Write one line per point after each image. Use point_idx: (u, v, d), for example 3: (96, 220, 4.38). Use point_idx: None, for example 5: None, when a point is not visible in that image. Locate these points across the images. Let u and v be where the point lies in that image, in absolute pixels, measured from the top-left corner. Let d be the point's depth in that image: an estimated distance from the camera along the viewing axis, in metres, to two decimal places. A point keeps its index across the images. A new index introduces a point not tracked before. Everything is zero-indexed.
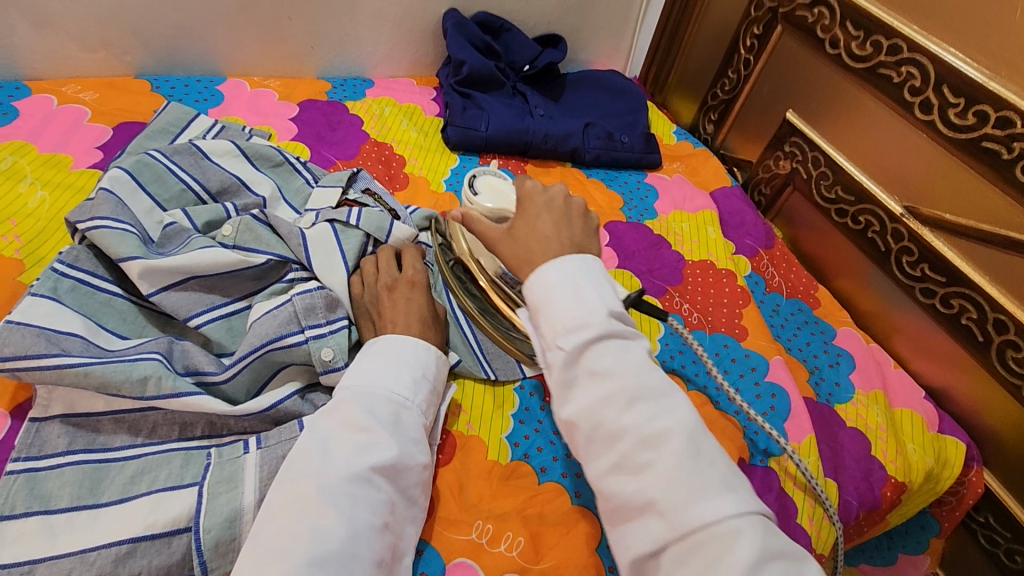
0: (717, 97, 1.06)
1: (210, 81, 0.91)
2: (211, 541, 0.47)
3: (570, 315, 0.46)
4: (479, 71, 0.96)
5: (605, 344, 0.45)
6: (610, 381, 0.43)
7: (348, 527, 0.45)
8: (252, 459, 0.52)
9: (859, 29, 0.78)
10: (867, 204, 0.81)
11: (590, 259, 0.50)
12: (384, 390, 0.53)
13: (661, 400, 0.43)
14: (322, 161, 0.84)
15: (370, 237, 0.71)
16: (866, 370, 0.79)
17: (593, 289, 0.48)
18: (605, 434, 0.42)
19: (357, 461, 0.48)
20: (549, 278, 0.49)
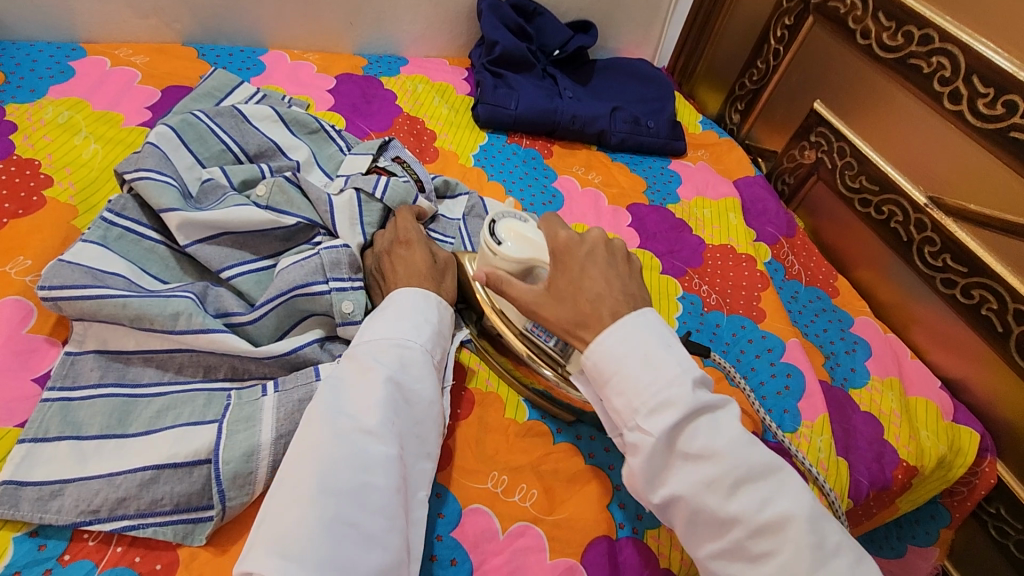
0: (745, 87, 1.07)
1: (253, 52, 0.94)
2: (229, 472, 0.48)
3: (651, 392, 0.46)
4: (511, 52, 0.98)
5: (695, 421, 0.46)
6: (714, 463, 0.44)
7: (359, 457, 0.46)
8: (271, 401, 0.53)
9: (891, 20, 0.79)
10: (891, 194, 0.82)
11: (646, 313, 0.51)
12: (384, 338, 0.54)
13: (765, 483, 0.45)
14: (356, 131, 0.87)
15: (392, 211, 0.73)
16: (882, 358, 0.79)
17: (664, 354, 0.48)
18: (711, 519, 0.44)
19: (365, 404, 0.49)
20: (620, 339, 0.49)
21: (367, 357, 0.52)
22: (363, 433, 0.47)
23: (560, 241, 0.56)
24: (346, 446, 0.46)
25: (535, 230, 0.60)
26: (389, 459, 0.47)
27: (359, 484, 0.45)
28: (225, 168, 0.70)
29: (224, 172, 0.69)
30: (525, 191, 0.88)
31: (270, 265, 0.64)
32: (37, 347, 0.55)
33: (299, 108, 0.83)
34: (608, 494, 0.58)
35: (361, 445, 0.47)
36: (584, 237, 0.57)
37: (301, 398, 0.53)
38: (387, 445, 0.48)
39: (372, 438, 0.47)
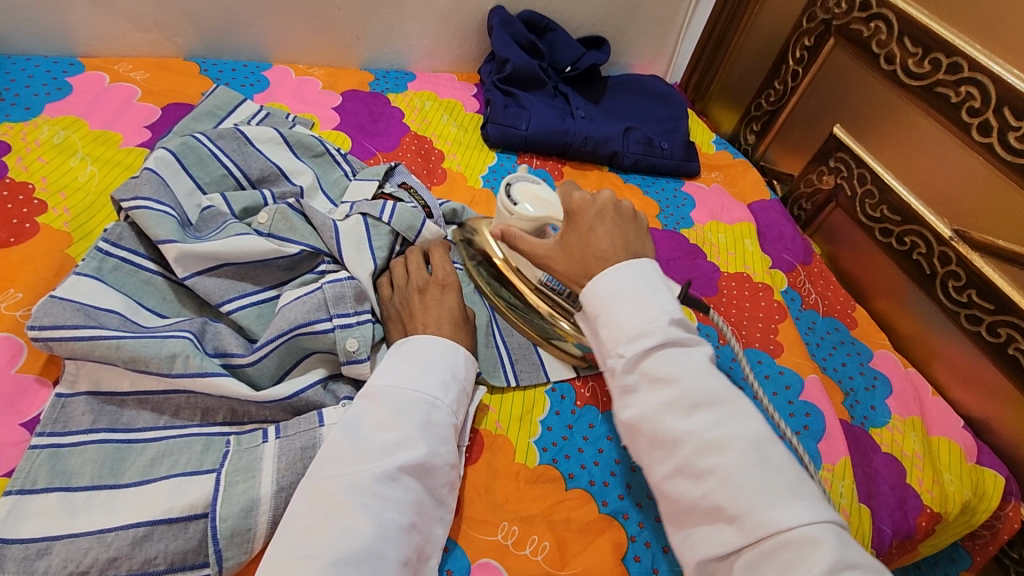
0: (761, 107, 1.05)
1: (256, 67, 0.92)
2: (227, 529, 0.46)
3: (633, 323, 0.49)
4: (522, 69, 0.96)
5: (666, 349, 0.48)
6: (673, 386, 0.46)
7: (376, 529, 0.44)
8: (272, 449, 0.50)
9: (917, 46, 0.76)
10: (914, 225, 0.79)
11: (646, 263, 0.53)
12: (413, 391, 0.52)
13: (724, 409, 0.45)
14: (362, 152, 0.84)
15: (399, 236, 0.70)
16: (903, 395, 0.77)
17: (653, 295, 0.50)
18: (665, 438, 0.45)
19: (384, 459, 0.47)
20: (614, 278, 0.52)
21: (390, 408, 0.50)
22: (377, 498, 0.45)
23: (574, 202, 0.60)
24: (362, 509, 0.44)
25: (548, 192, 0.69)
26: (403, 529, 0.46)
27: (371, 556, 0.43)
28: (226, 193, 0.67)
29: (225, 199, 0.67)
30: None
31: (273, 295, 0.62)
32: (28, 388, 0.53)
33: (303, 129, 0.80)
34: (623, 546, 0.56)
35: (377, 511, 0.45)
36: (594, 198, 0.61)
37: (304, 447, 0.51)
38: (402, 514, 0.46)
39: (386, 504, 0.46)
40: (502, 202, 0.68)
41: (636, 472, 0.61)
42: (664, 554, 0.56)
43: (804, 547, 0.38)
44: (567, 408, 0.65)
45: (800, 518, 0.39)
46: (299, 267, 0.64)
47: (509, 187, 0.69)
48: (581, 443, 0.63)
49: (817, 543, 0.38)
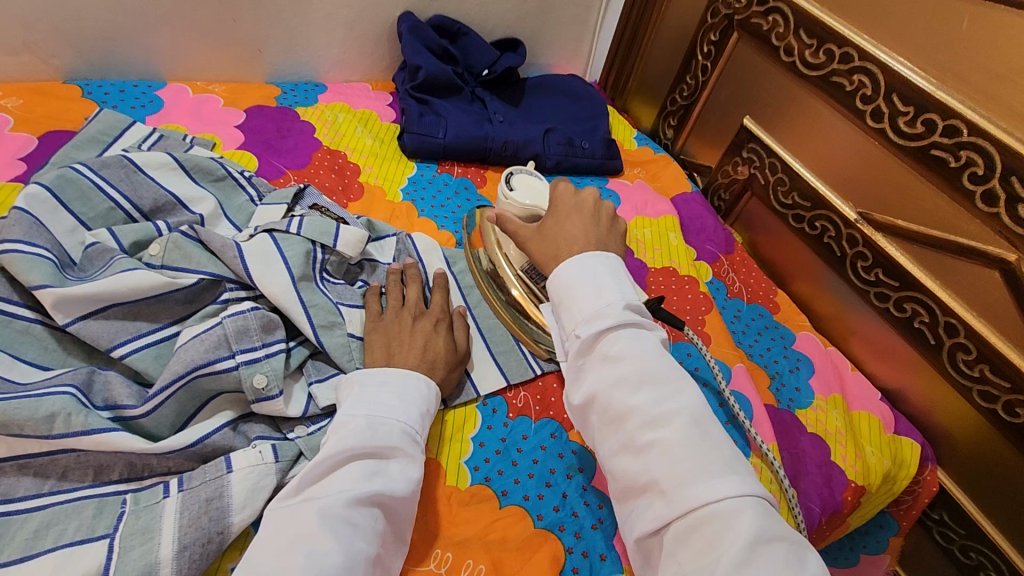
0: (676, 102, 1.06)
1: (148, 86, 0.86)
2: None
3: (591, 310, 0.51)
4: (435, 76, 0.94)
5: (621, 331, 0.50)
6: (623, 364, 0.48)
7: (345, 555, 0.42)
8: (173, 504, 0.47)
9: (812, 38, 0.79)
10: (823, 210, 0.82)
11: (610, 256, 0.56)
12: (394, 422, 0.51)
13: (673, 384, 0.47)
14: (271, 171, 0.80)
15: (316, 243, 0.66)
16: (824, 374, 0.80)
17: (614, 286, 0.52)
18: (613, 413, 0.47)
19: (366, 485, 0.46)
20: (573, 269, 0.54)
21: (371, 432, 0.49)
22: (350, 524, 0.44)
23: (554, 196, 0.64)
24: (332, 534, 0.43)
25: (543, 184, 0.73)
26: (369, 559, 0.44)
27: None
28: (114, 227, 0.62)
29: (115, 233, 0.61)
30: (459, 225, 0.83)
31: (173, 331, 0.57)
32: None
33: (201, 152, 0.75)
34: (560, 559, 0.55)
35: (348, 539, 0.43)
36: (577, 193, 0.64)
37: (209, 498, 0.47)
38: (369, 544, 0.45)
39: (357, 532, 0.45)
40: (500, 189, 0.72)
41: (571, 480, 0.61)
42: (601, 562, 0.56)
43: (728, 516, 0.40)
44: (499, 421, 0.64)
45: (732, 491, 0.41)
46: (201, 294, 0.60)
47: (511, 174, 0.74)
48: (514, 456, 0.62)
49: (740, 511, 0.40)
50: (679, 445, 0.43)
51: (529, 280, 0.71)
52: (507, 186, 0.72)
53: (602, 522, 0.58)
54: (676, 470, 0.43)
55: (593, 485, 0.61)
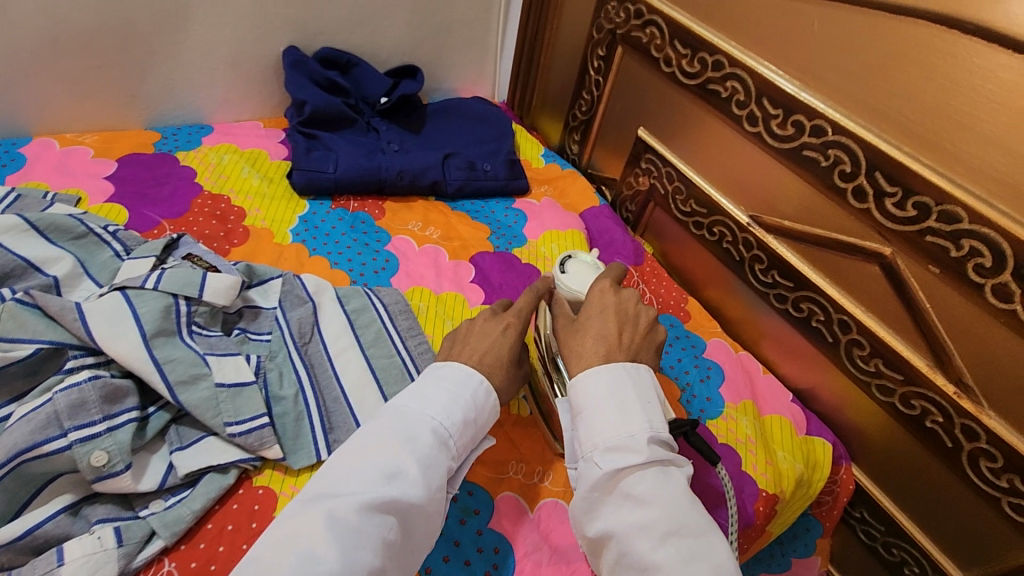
0: (577, 118, 1.06)
1: (9, 143, 0.81)
2: None
3: (613, 434, 0.50)
4: (323, 109, 0.91)
5: (647, 468, 0.49)
6: (647, 509, 0.47)
7: (344, 565, 0.42)
8: None
9: (686, 48, 0.79)
10: (718, 216, 0.82)
11: (642, 368, 0.55)
12: (428, 421, 0.50)
13: (701, 540, 0.46)
14: (144, 222, 0.76)
15: (178, 296, 0.61)
16: (735, 381, 0.78)
17: (641, 409, 0.51)
18: (634, 563, 0.46)
19: (380, 489, 0.45)
20: (596, 384, 0.53)
21: (403, 432, 0.49)
22: (360, 530, 0.43)
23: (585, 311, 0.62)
24: (334, 538, 0.42)
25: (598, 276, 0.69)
26: (372, 573, 0.43)
27: None
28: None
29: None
30: (353, 262, 0.80)
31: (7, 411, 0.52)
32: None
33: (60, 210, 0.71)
34: None
35: (352, 549, 0.42)
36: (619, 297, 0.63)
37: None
38: (375, 556, 0.44)
39: (364, 541, 0.43)
40: (553, 269, 0.70)
41: (465, 524, 0.58)
42: None
43: None
44: None
45: None
46: (43, 364, 0.55)
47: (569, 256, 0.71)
48: None
49: None
50: None
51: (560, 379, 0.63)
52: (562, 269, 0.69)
53: (497, 568, 0.56)
54: None
55: (488, 527, 0.58)
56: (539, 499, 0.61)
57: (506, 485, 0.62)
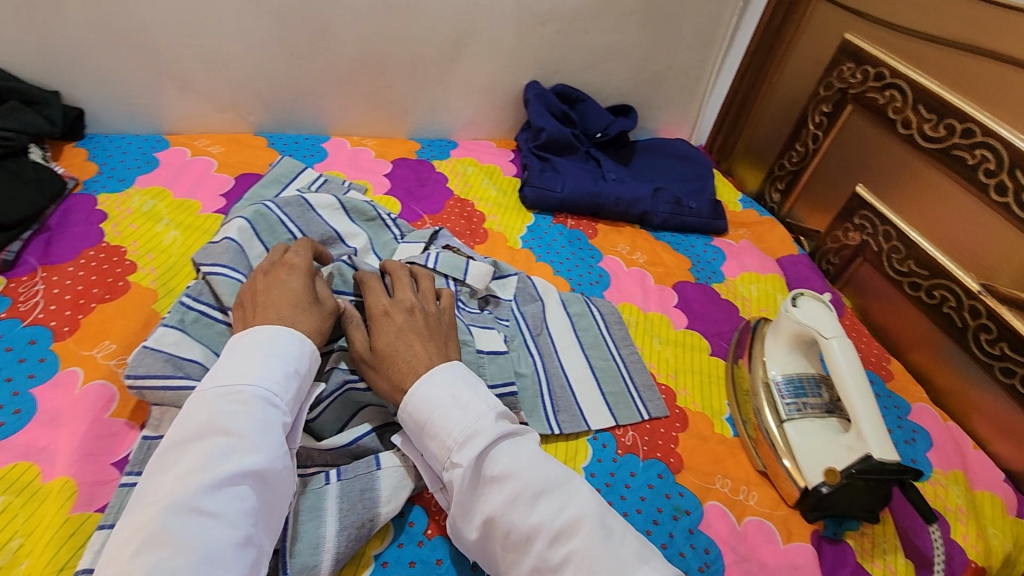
0: (785, 168, 1.10)
1: (316, 139, 1.01)
2: (296, 566, 0.50)
3: (461, 426, 0.51)
4: (556, 136, 1.03)
5: (497, 446, 0.51)
6: (507, 483, 0.49)
7: (201, 551, 0.41)
8: (335, 489, 0.55)
9: (931, 112, 0.81)
10: (943, 279, 0.82)
11: (457, 363, 0.56)
12: (245, 387, 0.48)
13: (561, 493, 0.49)
14: (411, 214, 0.92)
15: (449, 277, 0.76)
16: (943, 450, 0.76)
17: (473, 396, 0.53)
18: (518, 538, 0.47)
19: (215, 469, 0.44)
20: (428, 389, 0.53)
21: (218, 413, 0.46)
22: (204, 514, 0.42)
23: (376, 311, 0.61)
24: (183, 529, 0.41)
25: (832, 314, 0.71)
26: (240, 545, 0.43)
27: None
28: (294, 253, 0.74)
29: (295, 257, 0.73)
30: (572, 272, 0.90)
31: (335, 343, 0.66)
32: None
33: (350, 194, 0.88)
34: None
35: (201, 534, 0.41)
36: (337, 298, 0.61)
37: (363, 489, 0.55)
38: (235, 529, 0.43)
39: (218, 521, 0.43)
40: (784, 302, 0.74)
41: (678, 521, 0.63)
42: None
43: None
44: (609, 456, 0.67)
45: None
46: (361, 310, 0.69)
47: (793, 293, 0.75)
48: (623, 492, 0.64)
49: None
50: (591, 552, 0.46)
51: (775, 393, 0.72)
52: (791, 302, 0.74)
53: (709, 566, 0.60)
54: None
55: (699, 528, 0.63)
56: (744, 515, 0.65)
57: (713, 495, 0.66)
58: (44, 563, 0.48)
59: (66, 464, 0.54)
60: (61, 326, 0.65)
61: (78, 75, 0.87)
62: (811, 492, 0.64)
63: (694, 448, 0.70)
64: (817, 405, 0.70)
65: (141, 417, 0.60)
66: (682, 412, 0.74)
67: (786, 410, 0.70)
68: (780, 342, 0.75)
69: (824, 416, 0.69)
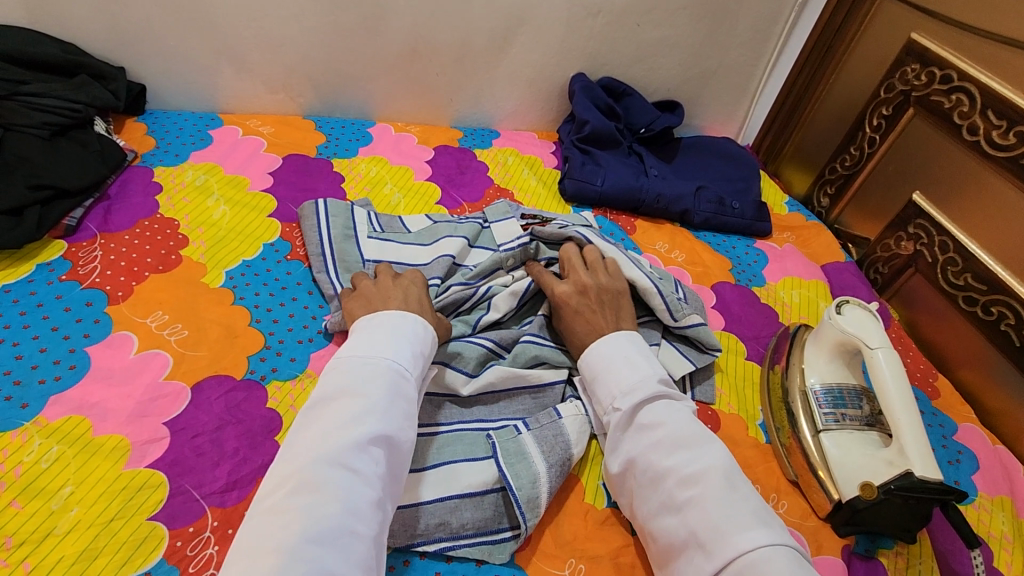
0: (836, 171, 1.06)
1: (362, 124, 1.03)
2: (524, 496, 0.55)
3: (626, 380, 0.58)
4: (600, 130, 1.02)
5: (654, 401, 0.57)
6: (658, 430, 0.54)
7: (343, 503, 0.43)
8: (529, 437, 0.60)
9: (1002, 118, 0.77)
10: (1002, 295, 0.78)
11: (636, 333, 0.64)
12: (383, 361, 0.52)
13: (700, 448, 0.52)
14: (450, 201, 0.92)
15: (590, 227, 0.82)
16: (991, 473, 0.72)
17: (646, 361, 0.60)
18: (653, 476, 0.52)
19: (357, 428, 0.47)
20: (604, 349, 0.62)
21: (356, 380, 0.50)
22: (347, 468, 0.45)
23: (558, 291, 0.69)
24: (330, 480, 0.44)
25: (878, 324, 0.68)
26: (374, 504, 0.45)
27: (344, 531, 0.42)
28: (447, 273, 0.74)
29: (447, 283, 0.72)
30: None
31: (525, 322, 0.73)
32: (218, 380, 0.62)
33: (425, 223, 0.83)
34: None
35: (345, 485, 0.44)
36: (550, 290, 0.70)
37: (555, 434, 0.61)
38: (372, 487, 0.46)
39: (358, 477, 0.45)
40: (828, 309, 0.72)
41: None
42: None
43: (762, 563, 0.43)
44: None
45: (760, 542, 0.44)
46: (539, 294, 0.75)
47: (837, 300, 0.72)
48: None
49: (771, 559, 0.43)
50: (712, 501, 0.48)
51: (812, 402, 0.69)
52: (834, 309, 0.71)
53: None
54: (712, 524, 0.47)
55: None
56: None
57: None
58: (94, 513, 0.51)
59: (118, 422, 0.57)
60: (116, 291, 0.68)
61: (143, 52, 0.90)
62: (845, 505, 0.62)
63: None
64: (857, 417, 0.67)
65: (192, 378, 0.62)
66: (714, 414, 0.72)
67: (823, 420, 0.67)
68: (821, 351, 0.72)
69: (863, 428, 0.67)
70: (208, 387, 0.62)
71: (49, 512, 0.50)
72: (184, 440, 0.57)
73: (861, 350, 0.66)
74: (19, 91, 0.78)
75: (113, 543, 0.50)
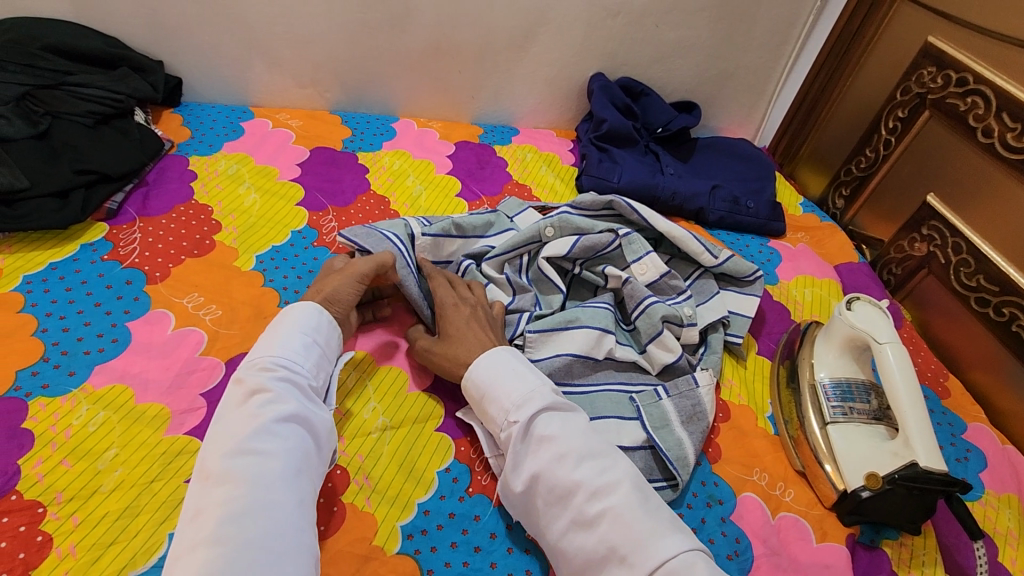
0: (851, 173, 1.07)
1: (386, 119, 1.06)
2: (674, 455, 0.63)
3: (517, 393, 0.57)
4: (617, 129, 1.04)
5: (552, 414, 0.56)
6: (557, 445, 0.53)
7: (254, 485, 0.46)
8: (670, 404, 0.68)
9: (1016, 121, 0.77)
10: (1013, 297, 0.79)
11: (515, 348, 0.63)
12: (270, 356, 0.55)
13: (603, 458, 0.53)
14: (470, 194, 0.95)
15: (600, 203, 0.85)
16: (999, 472, 0.73)
17: (533, 373, 0.59)
18: (561, 491, 0.51)
19: (258, 419, 0.50)
20: (487, 367, 0.60)
21: (248, 380, 0.53)
22: (253, 455, 0.48)
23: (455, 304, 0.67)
24: (238, 469, 0.46)
25: (889, 321, 0.69)
26: (289, 479, 0.48)
27: (259, 507, 0.45)
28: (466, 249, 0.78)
29: (499, 262, 0.76)
30: None
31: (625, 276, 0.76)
32: None
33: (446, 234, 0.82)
34: None
35: (252, 469, 0.47)
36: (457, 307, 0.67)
37: (693, 404, 0.68)
38: (284, 465, 0.48)
39: (264, 459, 0.48)
40: (839, 306, 0.73)
41: (711, 508, 0.64)
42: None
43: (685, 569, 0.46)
44: None
45: (680, 548, 0.47)
46: (608, 253, 0.80)
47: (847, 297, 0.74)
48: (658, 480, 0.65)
49: (694, 564, 0.46)
50: (625, 512, 0.48)
51: (821, 396, 0.71)
52: (845, 305, 0.72)
53: (738, 555, 0.60)
54: (628, 535, 0.47)
55: (731, 518, 0.63)
56: (779, 510, 0.65)
57: (749, 487, 0.66)
58: (136, 474, 0.54)
59: (157, 393, 0.61)
60: (154, 272, 0.72)
61: (181, 47, 0.94)
62: (850, 495, 0.63)
63: (732, 441, 0.71)
64: (865, 411, 0.69)
65: (225, 355, 0.65)
66: (724, 403, 0.74)
67: (831, 413, 0.69)
68: (831, 345, 0.74)
69: (870, 422, 0.68)
70: (242, 363, 0.65)
71: (96, 472, 0.54)
72: (220, 410, 0.61)
73: (871, 345, 0.68)
74: (65, 81, 0.82)
75: (154, 502, 0.53)
